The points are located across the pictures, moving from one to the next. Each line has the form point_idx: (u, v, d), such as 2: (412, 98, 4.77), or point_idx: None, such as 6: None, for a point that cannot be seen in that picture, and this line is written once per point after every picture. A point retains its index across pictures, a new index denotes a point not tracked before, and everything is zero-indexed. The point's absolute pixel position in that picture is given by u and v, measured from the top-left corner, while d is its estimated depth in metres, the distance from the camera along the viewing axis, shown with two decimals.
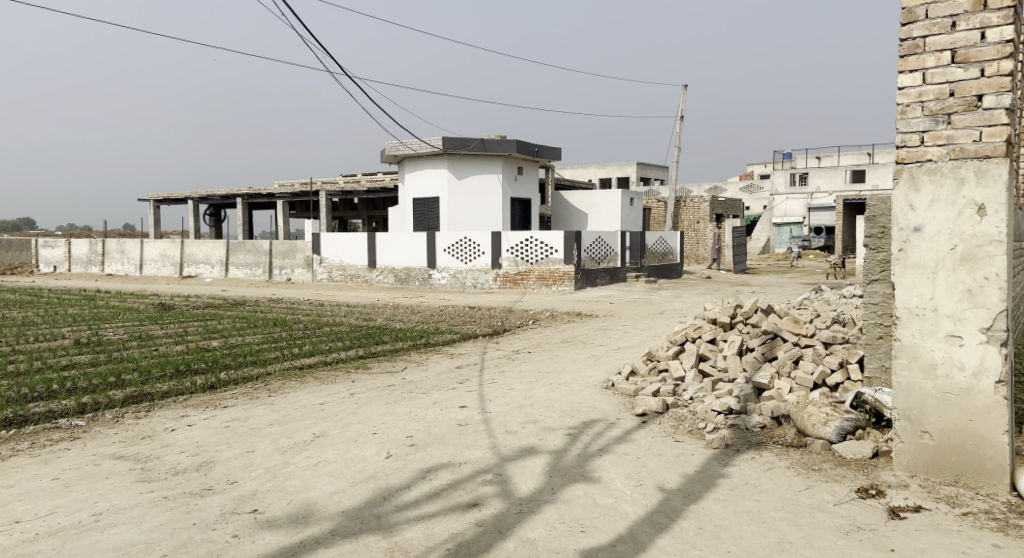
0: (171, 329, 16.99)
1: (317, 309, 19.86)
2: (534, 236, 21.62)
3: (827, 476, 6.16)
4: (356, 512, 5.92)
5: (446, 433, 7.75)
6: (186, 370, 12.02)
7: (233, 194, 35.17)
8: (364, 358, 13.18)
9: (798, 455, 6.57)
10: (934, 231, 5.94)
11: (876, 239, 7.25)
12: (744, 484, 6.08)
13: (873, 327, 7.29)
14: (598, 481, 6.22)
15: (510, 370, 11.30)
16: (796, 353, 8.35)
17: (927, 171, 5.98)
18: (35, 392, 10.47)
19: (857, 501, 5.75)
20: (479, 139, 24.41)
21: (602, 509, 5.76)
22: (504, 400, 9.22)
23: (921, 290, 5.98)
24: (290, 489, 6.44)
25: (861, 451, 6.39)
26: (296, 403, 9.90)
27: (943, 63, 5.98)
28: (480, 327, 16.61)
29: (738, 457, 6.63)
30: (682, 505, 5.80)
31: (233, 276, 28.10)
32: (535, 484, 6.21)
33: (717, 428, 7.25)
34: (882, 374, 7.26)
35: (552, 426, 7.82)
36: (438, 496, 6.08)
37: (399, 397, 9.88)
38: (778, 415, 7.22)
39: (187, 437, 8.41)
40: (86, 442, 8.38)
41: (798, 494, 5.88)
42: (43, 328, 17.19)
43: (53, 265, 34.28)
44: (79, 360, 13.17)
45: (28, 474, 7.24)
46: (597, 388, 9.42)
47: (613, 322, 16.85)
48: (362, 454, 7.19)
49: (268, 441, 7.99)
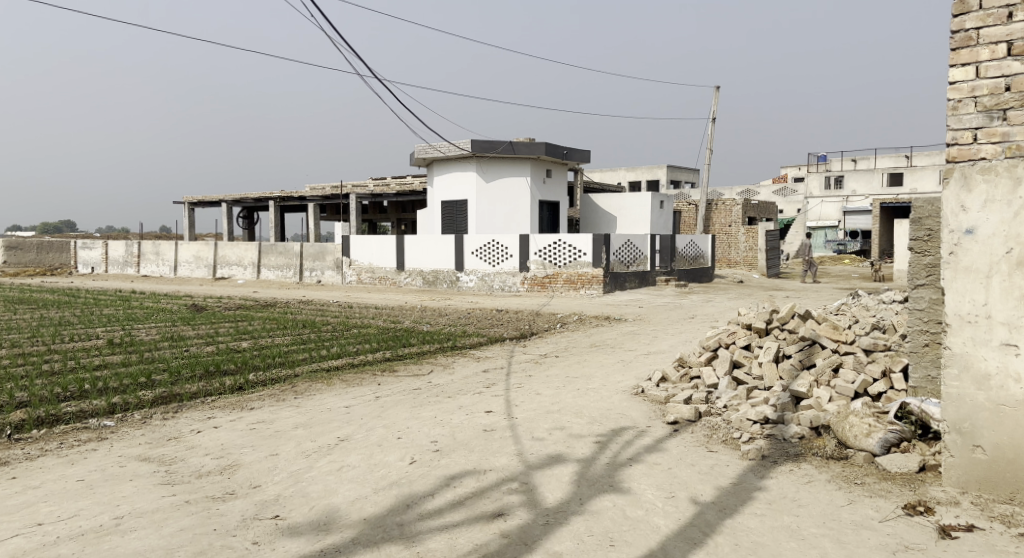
0: (202, 329, 17.01)
1: (347, 310, 19.83)
2: (562, 238, 21.38)
3: (870, 491, 5.87)
4: (379, 520, 5.72)
5: (471, 439, 7.54)
6: (216, 370, 11.95)
7: (265, 197, 35.31)
8: (392, 360, 13.06)
9: (839, 468, 6.28)
10: (989, 233, 5.64)
11: (921, 242, 6.92)
12: (782, 498, 5.81)
13: (918, 334, 6.97)
14: (628, 492, 5.96)
15: (537, 375, 11.06)
16: (835, 361, 8.05)
17: (980, 170, 5.69)
18: (67, 391, 10.45)
19: (904, 519, 5.46)
20: (507, 142, 24.08)
21: (632, 521, 5.52)
22: (531, 405, 8.99)
23: (974, 296, 5.67)
24: (312, 494, 6.25)
25: (907, 465, 6.07)
26: (323, 405, 9.75)
27: (998, 55, 5.67)
28: (508, 329, 16.39)
29: (776, 469, 6.35)
30: (717, 519, 5.53)
31: (264, 278, 28.15)
32: (562, 494, 5.97)
33: (753, 438, 6.97)
34: (927, 383, 6.95)
35: (580, 434, 7.59)
36: (462, 505, 5.87)
37: (424, 401, 9.68)
38: (817, 425, 6.92)
39: (213, 440, 8.28)
40: (113, 443, 8.28)
41: (841, 509, 5.60)
42: (78, 328, 17.30)
43: (90, 266, 34.59)
44: (112, 360, 13.16)
45: (53, 474, 7.15)
46: (626, 394, 9.17)
47: (643, 326, 16.56)
48: (385, 460, 7.00)
49: (293, 444, 7.84)
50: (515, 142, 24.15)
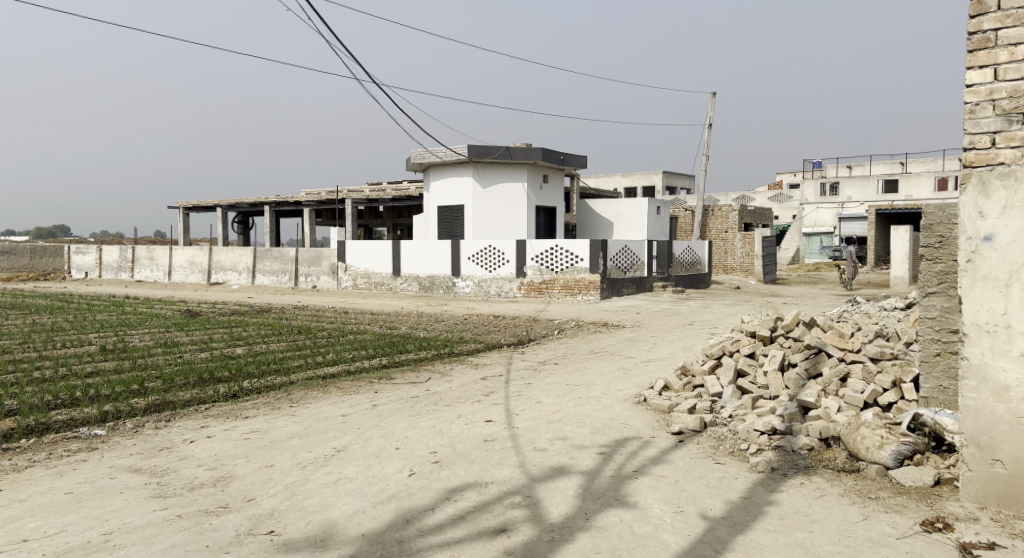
0: (197, 336, 16.81)
1: (342, 316, 19.65)
2: (559, 244, 21.22)
3: (886, 506, 5.69)
4: (378, 537, 5.53)
5: (472, 450, 7.36)
6: (210, 378, 11.75)
7: (260, 202, 35.11)
8: (389, 367, 12.84)
9: (852, 482, 6.11)
10: (1008, 240, 5.48)
11: (932, 249, 6.78)
12: (794, 513, 5.64)
13: (930, 343, 6.82)
14: (635, 506, 5.79)
15: (537, 383, 10.88)
16: (842, 370, 7.90)
17: (999, 174, 5.54)
18: (57, 399, 10.23)
19: (923, 536, 5.29)
20: (504, 147, 23.98)
21: (640, 538, 5.34)
22: (532, 414, 8.81)
23: (993, 305, 5.51)
24: (309, 509, 6.06)
25: (921, 479, 5.91)
26: (319, 414, 9.56)
27: (1018, 57, 5.52)
28: (505, 336, 16.21)
29: (786, 483, 6.17)
30: (728, 535, 5.36)
31: (259, 283, 27.93)
32: (567, 508, 5.79)
33: (761, 450, 6.80)
34: (939, 394, 6.80)
35: (583, 444, 7.40)
36: (464, 520, 5.69)
37: (423, 409, 9.49)
38: (827, 437, 6.76)
39: (207, 450, 8.08)
40: (103, 453, 8.08)
41: (856, 526, 5.43)
42: (70, 334, 17.05)
43: (84, 271, 34.29)
44: (105, 367, 12.92)
45: (41, 487, 6.94)
46: (628, 403, 8.98)
47: (642, 333, 16.39)
48: (384, 472, 6.81)
49: (289, 455, 7.64)
50: (511, 147, 24.05)
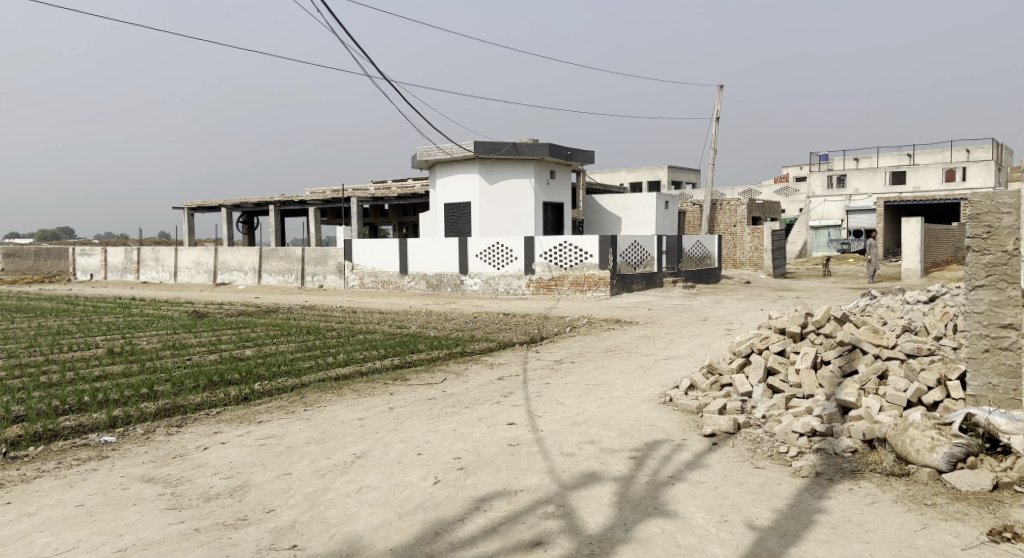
0: (205, 337, 16.53)
1: (351, 316, 19.37)
2: (568, 240, 20.96)
3: (944, 513, 5.40)
4: (406, 551, 5.26)
5: (497, 455, 7.06)
6: (219, 381, 11.45)
7: (265, 201, 34.76)
8: (401, 367, 12.55)
9: (904, 487, 5.82)
10: None
11: (979, 240, 6.59)
12: (847, 521, 5.35)
13: (977, 339, 6.62)
14: (676, 515, 5.49)
15: (555, 383, 10.55)
16: (880, 368, 7.60)
17: None
18: (66, 404, 9.97)
19: (989, 546, 5.00)
20: (510, 143, 23.64)
21: (685, 550, 5.06)
22: (554, 416, 8.52)
23: None
24: (332, 521, 5.77)
25: (979, 483, 5.61)
26: (334, 418, 9.24)
27: None
28: (517, 334, 15.91)
29: (834, 489, 5.87)
30: (779, 547, 5.07)
31: (266, 283, 27.64)
32: (605, 518, 5.50)
33: (802, 453, 6.52)
34: (988, 391, 6.56)
35: (613, 448, 7.11)
36: (495, 532, 5.40)
37: (440, 413, 9.16)
38: (871, 438, 6.45)
39: (220, 457, 7.80)
40: (114, 462, 7.78)
41: (915, 535, 5.15)
42: (78, 336, 16.80)
43: (89, 273, 33.98)
44: (113, 370, 12.66)
45: (51, 499, 6.67)
46: (654, 403, 8.67)
47: (657, 329, 16.09)
48: (407, 480, 6.52)
49: (306, 462, 7.35)
50: (519, 142, 23.68)
